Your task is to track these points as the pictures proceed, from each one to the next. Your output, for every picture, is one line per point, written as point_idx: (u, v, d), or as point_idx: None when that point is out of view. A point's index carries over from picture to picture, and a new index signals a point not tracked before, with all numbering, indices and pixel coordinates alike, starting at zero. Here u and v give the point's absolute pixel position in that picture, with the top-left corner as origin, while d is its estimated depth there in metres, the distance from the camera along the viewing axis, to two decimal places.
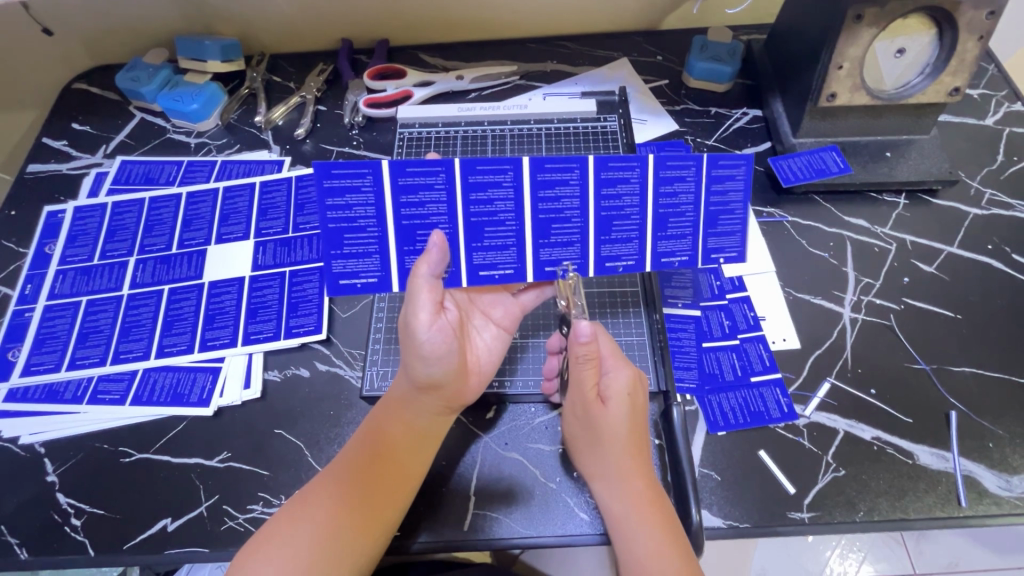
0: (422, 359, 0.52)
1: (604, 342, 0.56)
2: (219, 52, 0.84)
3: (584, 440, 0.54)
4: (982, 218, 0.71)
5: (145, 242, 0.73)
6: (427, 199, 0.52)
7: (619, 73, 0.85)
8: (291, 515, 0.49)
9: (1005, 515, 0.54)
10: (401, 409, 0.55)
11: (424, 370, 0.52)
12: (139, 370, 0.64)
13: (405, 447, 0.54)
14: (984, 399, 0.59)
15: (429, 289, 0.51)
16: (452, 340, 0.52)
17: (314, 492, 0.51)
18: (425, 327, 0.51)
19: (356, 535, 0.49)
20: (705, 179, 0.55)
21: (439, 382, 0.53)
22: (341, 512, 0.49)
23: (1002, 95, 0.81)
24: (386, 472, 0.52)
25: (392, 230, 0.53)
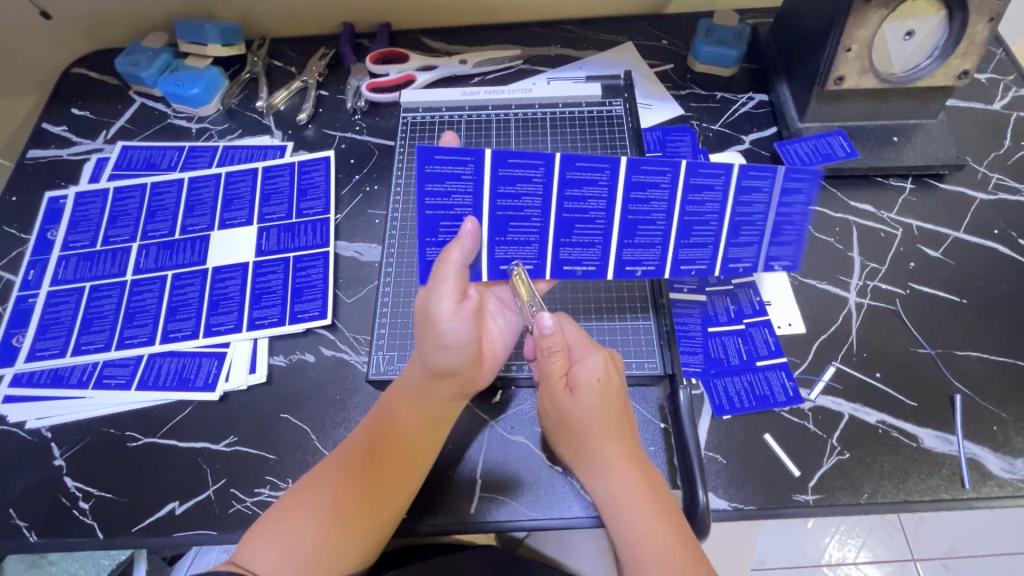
0: (443, 344, 0.53)
1: (568, 331, 0.57)
2: (219, 36, 0.83)
3: (559, 430, 0.54)
4: (988, 203, 0.71)
5: (147, 228, 0.73)
6: (523, 192, 0.53)
7: (624, 57, 0.84)
8: (294, 499, 0.49)
9: (1008, 497, 0.54)
10: (414, 391, 0.55)
11: (444, 354, 0.53)
12: (144, 355, 0.64)
13: (416, 435, 0.54)
14: (989, 383, 0.60)
15: (455, 277, 0.52)
16: (471, 327, 0.54)
17: (319, 476, 0.51)
18: (446, 313, 0.52)
19: (361, 522, 0.49)
20: (777, 191, 0.54)
21: (456, 368, 0.54)
22: (344, 498, 0.49)
23: (1009, 79, 0.80)
24: (393, 459, 0.52)
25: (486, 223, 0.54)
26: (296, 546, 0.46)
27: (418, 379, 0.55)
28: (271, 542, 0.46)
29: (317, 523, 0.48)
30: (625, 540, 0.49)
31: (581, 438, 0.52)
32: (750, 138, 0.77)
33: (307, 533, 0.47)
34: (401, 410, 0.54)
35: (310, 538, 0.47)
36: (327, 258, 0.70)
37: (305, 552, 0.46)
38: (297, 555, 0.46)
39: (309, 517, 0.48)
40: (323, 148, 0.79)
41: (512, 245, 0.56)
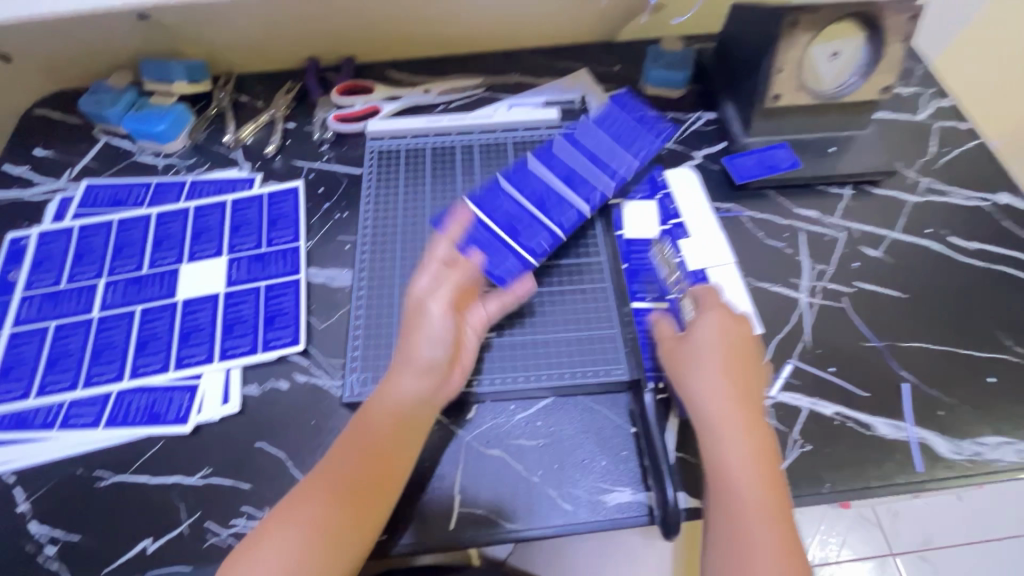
0: (427, 336, 0.59)
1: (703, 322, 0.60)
2: (185, 73, 0.84)
3: (721, 427, 0.54)
4: (920, 204, 0.76)
5: (114, 264, 0.72)
6: (506, 209, 0.70)
7: (580, 82, 0.88)
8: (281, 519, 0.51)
9: (956, 477, 0.58)
10: (390, 403, 0.57)
11: (425, 350, 0.59)
12: (113, 393, 0.63)
13: (390, 450, 0.54)
14: (933, 370, 0.64)
15: (450, 277, 0.63)
16: (450, 322, 0.61)
17: (302, 494, 0.52)
18: (435, 312, 0.61)
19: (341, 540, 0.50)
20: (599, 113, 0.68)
21: (437, 363, 0.59)
22: (325, 517, 0.50)
23: (931, 92, 0.88)
24: (370, 475, 0.53)
25: (513, 245, 0.68)
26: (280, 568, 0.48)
27: (399, 386, 0.57)
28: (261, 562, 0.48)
29: (298, 544, 0.49)
30: (746, 532, 0.49)
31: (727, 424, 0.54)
32: (700, 154, 0.81)
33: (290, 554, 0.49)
34: (377, 420, 0.55)
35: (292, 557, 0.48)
36: (298, 285, 0.70)
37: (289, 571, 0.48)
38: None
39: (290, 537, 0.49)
40: (291, 178, 0.80)
41: None
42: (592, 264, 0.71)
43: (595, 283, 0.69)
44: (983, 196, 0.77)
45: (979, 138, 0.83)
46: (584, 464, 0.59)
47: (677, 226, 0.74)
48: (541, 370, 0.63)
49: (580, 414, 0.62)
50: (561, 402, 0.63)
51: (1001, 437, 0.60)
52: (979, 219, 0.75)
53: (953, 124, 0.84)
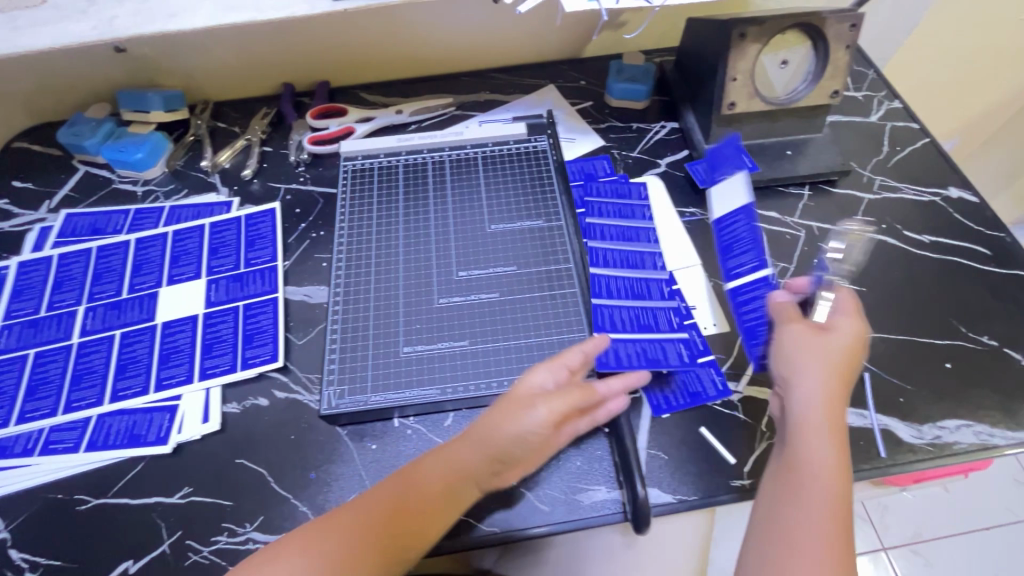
0: (523, 433, 0.54)
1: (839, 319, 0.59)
2: (162, 103, 0.86)
3: (806, 432, 0.52)
4: (876, 201, 0.80)
5: (94, 291, 0.74)
6: (622, 317, 0.67)
7: (547, 99, 0.92)
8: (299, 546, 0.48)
9: (919, 461, 0.60)
10: (447, 462, 0.53)
11: (506, 443, 0.54)
12: (93, 417, 0.64)
13: (423, 524, 0.51)
14: (892, 359, 0.66)
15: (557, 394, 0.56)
16: (549, 430, 0.55)
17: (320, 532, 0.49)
18: (538, 416, 0.54)
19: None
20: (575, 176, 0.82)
21: (516, 455, 0.54)
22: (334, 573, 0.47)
23: (881, 95, 0.92)
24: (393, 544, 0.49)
25: (659, 337, 0.66)
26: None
27: (462, 466, 0.53)
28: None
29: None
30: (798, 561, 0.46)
31: (815, 428, 0.52)
32: (665, 161, 0.85)
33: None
34: (425, 482, 0.52)
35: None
36: (276, 303, 0.72)
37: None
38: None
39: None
40: (268, 201, 0.82)
41: None
42: (563, 268, 0.71)
43: (573, 287, 0.69)
44: (935, 191, 0.81)
45: (929, 136, 0.87)
46: (559, 465, 0.60)
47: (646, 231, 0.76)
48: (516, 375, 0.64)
49: None
50: None
51: (960, 421, 0.62)
52: (931, 213, 0.78)
53: (904, 124, 0.88)
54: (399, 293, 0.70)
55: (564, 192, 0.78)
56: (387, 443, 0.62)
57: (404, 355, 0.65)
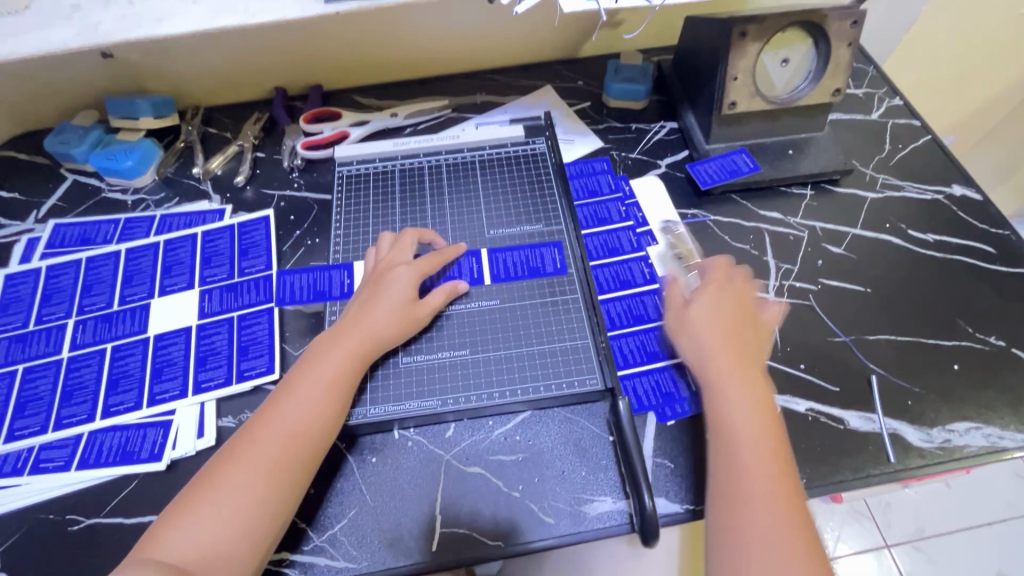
0: (376, 304, 0.63)
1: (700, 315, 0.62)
2: (151, 108, 0.84)
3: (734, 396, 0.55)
4: (879, 200, 0.79)
5: (84, 303, 0.72)
6: (632, 345, 0.66)
7: (544, 100, 0.91)
8: (182, 507, 0.49)
9: (929, 465, 0.59)
10: (317, 358, 0.59)
11: (369, 308, 0.62)
12: (85, 434, 0.62)
13: (323, 402, 0.55)
14: (899, 362, 0.65)
15: (414, 265, 0.66)
16: (402, 296, 0.63)
17: (216, 471, 0.51)
18: (394, 277, 0.64)
19: (256, 520, 0.49)
20: (578, 179, 0.81)
21: (367, 314, 0.62)
22: (249, 494, 0.50)
23: (882, 92, 0.91)
24: (298, 436, 0.53)
25: (667, 364, 0.65)
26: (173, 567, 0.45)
27: (332, 339, 0.61)
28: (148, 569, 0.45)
29: (203, 530, 0.48)
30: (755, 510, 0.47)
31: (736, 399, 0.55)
32: (665, 162, 0.83)
33: (199, 541, 0.47)
34: (302, 392, 0.56)
35: (203, 546, 0.47)
36: (271, 313, 0.70)
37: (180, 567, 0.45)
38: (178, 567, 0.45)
39: (202, 519, 0.48)
40: (261, 208, 0.81)
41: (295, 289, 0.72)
42: (565, 274, 0.70)
43: (573, 292, 0.69)
44: (938, 189, 0.80)
45: (931, 133, 0.86)
46: (564, 475, 0.59)
47: (647, 234, 0.75)
48: (517, 384, 0.63)
49: (557, 426, 0.62)
50: (539, 414, 0.63)
51: (969, 423, 0.61)
52: (935, 212, 0.77)
53: (906, 122, 0.87)
54: None
55: (564, 197, 0.77)
56: (389, 457, 0.61)
57: (403, 364, 0.64)
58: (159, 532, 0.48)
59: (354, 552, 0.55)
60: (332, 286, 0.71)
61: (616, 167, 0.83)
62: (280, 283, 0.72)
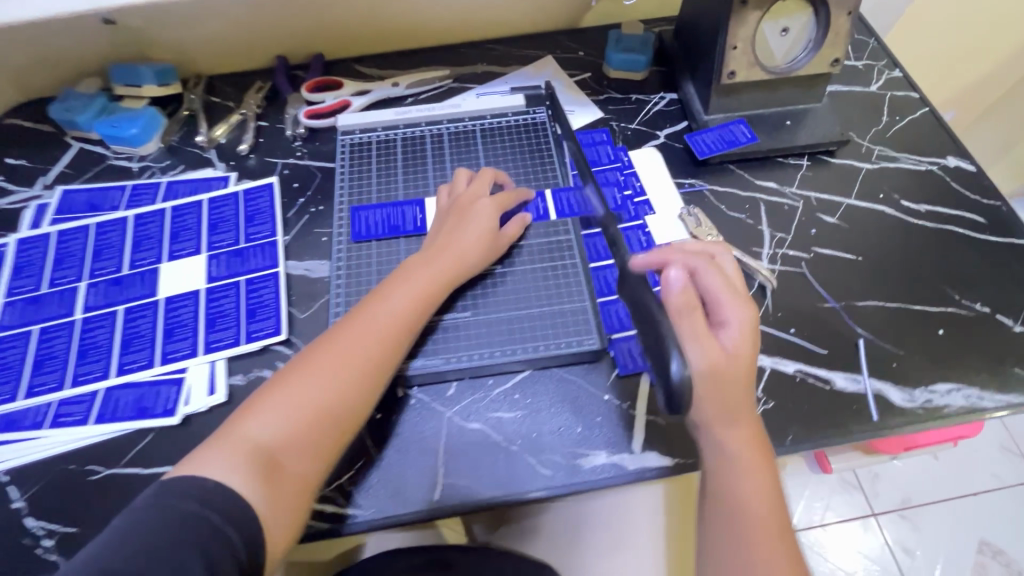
0: (460, 234, 0.67)
1: (732, 335, 0.53)
2: (154, 77, 0.85)
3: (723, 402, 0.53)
4: (874, 171, 0.80)
5: (94, 267, 0.74)
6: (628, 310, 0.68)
7: (545, 71, 0.91)
8: (265, 402, 0.55)
9: (910, 423, 0.62)
10: (403, 278, 0.63)
11: (452, 239, 0.66)
12: (101, 390, 0.65)
13: (398, 327, 0.60)
14: (886, 327, 0.68)
15: (492, 203, 0.70)
16: (484, 229, 0.67)
17: (298, 373, 0.56)
18: (474, 211, 0.68)
19: (329, 423, 0.55)
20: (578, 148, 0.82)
21: (451, 242, 0.66)
22: (329, 399, 0.55)
23: (882, 64, 0.91)
24: (374, 355, 0.58)
25: None
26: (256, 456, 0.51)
27: (415, 264, 0.65)
28: (236, 454, 0.51)
29: (284, 425, 0.53)
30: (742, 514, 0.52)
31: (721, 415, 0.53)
32: (664, 133, 0.84)
33: (279, 436, 0.53)
34: (387, 310, 0.61)
35: (282, 440, 0.53)
36: (277, 277, 0.72)
37: (262, 455, 0.52)
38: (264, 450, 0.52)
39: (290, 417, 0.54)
40: (266, 175, 0.82)
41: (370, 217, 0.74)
42: (564, 240, 0.72)
43: (573, 256, 0.70)
44: (933, 160, 0.81)
45: (928, 105, 0.86)
46: (560, 431, 0.62)
47: (644, 203, 0.77)
48: (518, 344, 0.65)
49: (555, 384, 0.64)
50: (538, 373, 0.65)
51: (951, 384, 0.64)
52: (928, 183, 0.79)
53: (904, 94, 0.88)
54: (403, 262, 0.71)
55: (564, 167, 0.78)
56: (395, 414, 0.63)
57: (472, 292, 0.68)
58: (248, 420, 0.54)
59: (360, 501, 0.58)
60: (406, 221, 0.74)
61: (615, 138, 0.84)
62: (354, 219, 0.74)
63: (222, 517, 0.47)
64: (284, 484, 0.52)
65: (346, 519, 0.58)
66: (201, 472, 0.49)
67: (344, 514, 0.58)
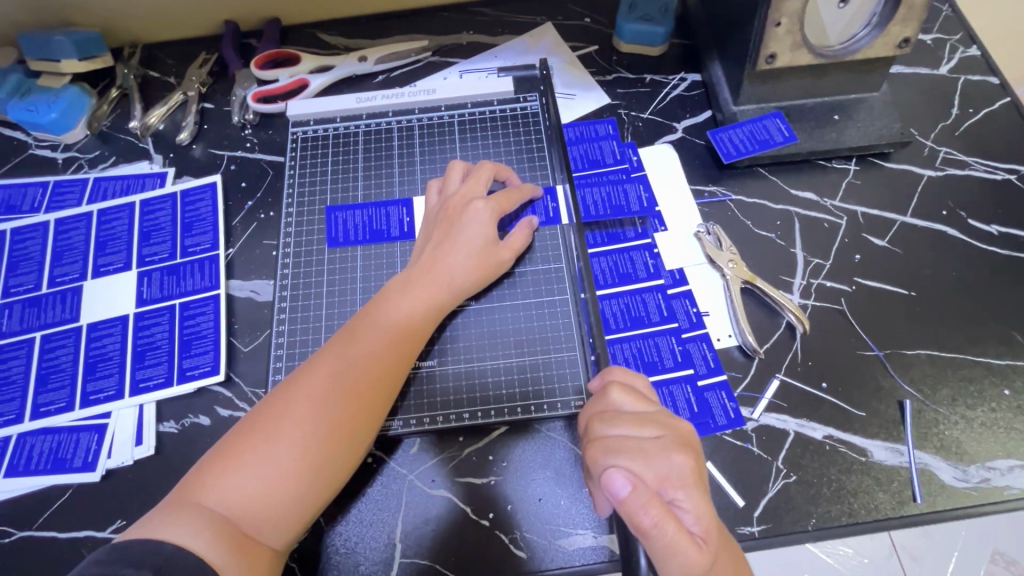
0: (456, 245, 0.56)
1: (691, 503, 0.40)
2: (73, 48, 0.71)
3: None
4: (937, 180, 0.66)
5: (10, 283, 0.64)
6: (625, 354, 0.57)
7: (542, 43, 0.76)
8: (229, 459, 0.45)
9: (961, 508, 0.51)
10: (388, 304, 0.54)
11: (444, 252, 0.56)
12: (13, 436, 0.56)
13: (387, 358, 0.51)
14: (939, 383, 0.56)
15: (493, 203, 0.58)
16: (483, 238, 0.57)
17: (265, 426, 0.46)
18: (471, 215, 0.57)
19: (308, 485, 0.46)
20: (576, 144, 0.68)
21: (445, 257, 0.56)
22: (304, 455, 0.46)
23: (956, 39, 0.75)
24: (364, 392, 0.49)
25: (667, 377, 0.56)
26: (221, 521, 0.42)
27: (400, 287, 0.55)
28: (198, 528, 0.41)
29: (255, 483, 0.44)
30: None
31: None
32: (683, 125, 0.70)
33: (249, 495, 0.44)
34: (368, 343, 0.51)
35: (253, 501, 0.44)
36: (217, 301, 0.62)
37: (228, 520, 0.43)
38: (227, 520, 0.43)
39: (256, 479, 0.44)
40: (209, 171, 0.70)
41: (350, 218, 0.64)
42: (553, 270, 0.61)
43: (562, 292, 0.60)
44: (1011, 167, 0.66)
45: (1011, 94, 0.71)
46: (540, 504, 0.52)
47: (655, 216, 0.64)
48: (493, 402, 0.55)
49: (537, 444, 0.55)
50: (516, 432, 0.55)
51: (1012, 460, 0.53)
52: (1003, 198, 0.65)
53: (981, 79, 0.72)
54: (355, 296, 0.61)
55: (559, 170, 0.65)
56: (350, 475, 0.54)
57: (464, 318, 0.59)
58: (200, 485, 0.44)
59: None
60: (390, 224, 0.64)
61: (623, 131, 0.70)
62: (330, 220, 0.64)
63: None
64: (254, 556, 0.43)
65: None
66: (158, 539, 0.40)
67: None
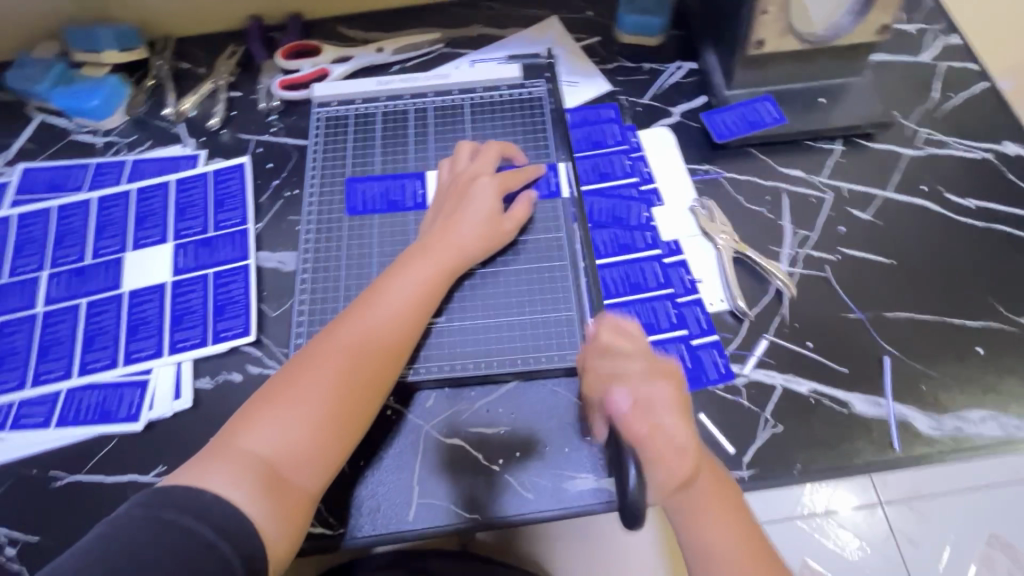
0: (465, 218, 0.61)
1: (671, 420, 0.47)
2: (113, 40, 0.78)
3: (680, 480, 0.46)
4: (918, 158, 0.70)
5: (57, 255, 0.69)
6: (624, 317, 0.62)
7: (547, 34, 0.81)
8: (263, 409, 0.50)
9: (936, 454, 0.55)
10: (403, 271, 0.58)
11: (454, 224, 0.61)
12: (62, 391, 0.61)
13: (404, 318, 0.56)
14: (917, 342, 0.60)
15: (497, 181, 0.64)
16: (489, 212, 0.62)
17: (294, 379, 0.51)
18: (478, 191, 0.63)
19: (334, 432, 0.50)
20: (578, 127, 0.73)
21: (454, 228, 0.61)
22: (330, 404, 0.50)
23: (938, 28, 0.79)
24: (383, 349, 0.54)
25: (663, 337, 0.60)
26: (259, 464, 0.47)
27: (414, 256, 0.60)
28: (239, 470, 0.46)
29: (287, 431, 0.49)
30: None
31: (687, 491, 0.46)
32: (679, 109, 0.75)
33: (281, 441, 0.48)
34: (386, 306, 0.56)
35: (286, 446, 0.48)
36: (247, 271, 0.67)
37: (264, 463, 0.47)
38: (265, 464, 0.47)
39: (288, 427, 0.49)
40: (238, 154, 0.75)
41: (368, 194, 0.69)
42: (555, 239, 0.65)
43: (562, 258, 0.64)
44: (987, 146, 0.71)
45: (989, 79, 0.75)
46: (546, 450, 0.57)
47: (651, 193, 0.69)
48: (497, 356, 0.60)
49: (540, 397, 0.59)
50: (521, 387, 0.60)
51: (985, 411, 0.57)
52: (981, 174, 0.69)
53: (960, 65, 0.76)
54: (372, 264, 0.65)
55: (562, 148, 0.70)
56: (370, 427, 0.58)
57: (473, 283, 0.64)
58: (239, 433, 0.48)
59: (330, 519, 0.55)
60: (406, 196, 0.69)
61: (623, 115, 0.75)
62: (350, 190, 0.69)
63: (219, 532, 0.42)
64: (288, 494, 0.47)
65: (341, 535, 0.54)
66: (205, 483, 0.45)
67: (330, 530, 0.54)
